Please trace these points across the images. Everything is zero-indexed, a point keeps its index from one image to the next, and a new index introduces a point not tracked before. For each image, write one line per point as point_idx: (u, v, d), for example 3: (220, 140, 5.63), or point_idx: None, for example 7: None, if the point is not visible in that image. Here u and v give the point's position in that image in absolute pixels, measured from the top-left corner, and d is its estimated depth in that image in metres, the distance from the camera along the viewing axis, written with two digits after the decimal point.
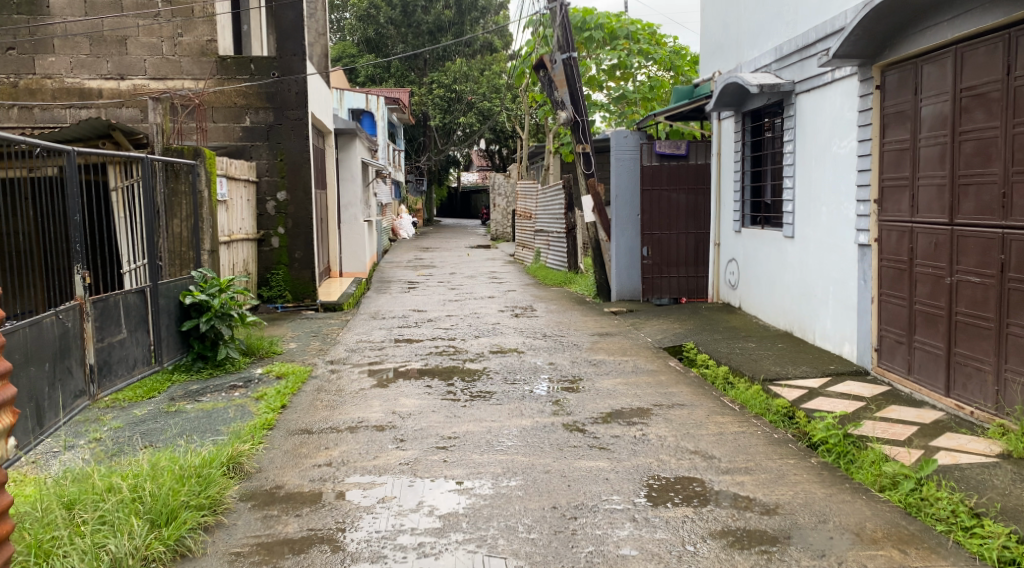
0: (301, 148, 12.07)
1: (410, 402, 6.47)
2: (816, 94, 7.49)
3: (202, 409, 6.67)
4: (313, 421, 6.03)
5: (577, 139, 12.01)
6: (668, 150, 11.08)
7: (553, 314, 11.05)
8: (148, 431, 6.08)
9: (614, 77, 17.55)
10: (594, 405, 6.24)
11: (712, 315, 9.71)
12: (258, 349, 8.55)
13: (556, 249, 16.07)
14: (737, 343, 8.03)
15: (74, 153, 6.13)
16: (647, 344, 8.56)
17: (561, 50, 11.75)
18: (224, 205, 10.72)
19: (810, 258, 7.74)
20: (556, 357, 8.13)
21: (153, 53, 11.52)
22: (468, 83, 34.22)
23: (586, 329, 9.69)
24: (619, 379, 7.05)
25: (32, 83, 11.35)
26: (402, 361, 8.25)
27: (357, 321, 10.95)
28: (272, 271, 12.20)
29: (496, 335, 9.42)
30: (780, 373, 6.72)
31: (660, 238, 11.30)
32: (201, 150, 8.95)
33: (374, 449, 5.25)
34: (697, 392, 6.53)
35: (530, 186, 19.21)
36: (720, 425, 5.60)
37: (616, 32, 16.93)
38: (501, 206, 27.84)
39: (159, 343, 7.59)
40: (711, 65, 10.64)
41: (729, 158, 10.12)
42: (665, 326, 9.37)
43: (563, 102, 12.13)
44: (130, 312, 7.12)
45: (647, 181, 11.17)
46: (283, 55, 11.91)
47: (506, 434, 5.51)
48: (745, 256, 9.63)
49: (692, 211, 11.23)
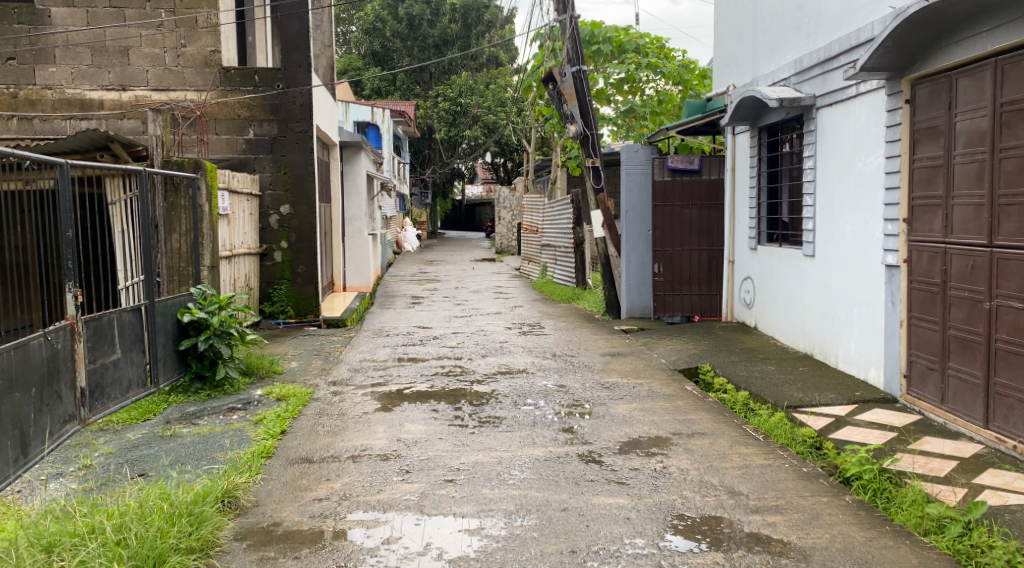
0: (305, 160, 11.81)
1: (416, 428, 6.18)
2: (838, 108, 7.21)
3: (199, 433, 6.40)
4: (314, 448, 5.74)
5: (587, 153, 11.76)
6: (680, 165, 10.80)
7: (562, 332, 10.76)
8: (141, 460, 5.80)
9: (622, 91, 17.29)
10: (610, 433, 5.95)
11: (727, 335, 9.40)
12: (258, 368, 8.27)
13: (563, 264, 15.79)
14: (755, 366, 7.73)
15: (68, 165, 5.90)
16: (661, 366, 8.27)
17: (571, 63, 11.51)
18: (226, 219, 10.46)
19: (832, 278, 7.44)
20: (567, 379, 7.83)
21: (156, 64, 11.30)
22: (474, 96, 34.09)
23: (597, 348, 9.39)
24: (634, 404, 6.76)
25: (32, 93, 11.14)
26: (407, 382, 7.94)
27: (361, 338, 10.65)
28: (275, 286, 11.93)
29: (504, 355, 9.13)
30: (804, 400, 6.42)
31: (672, 255, 11.01)
32: (202, 163, 8.65)
33: (379, 482, 4.95)
34: (717, 420, 6.23)
35: (536, 201, 18.95)
36: (744, 457, 5.31)
37: (625, 45, 16.74)
38: (506, 219, 27.57)
39: (155, 363, 7.31)
40: (725, 78, 10.37)
41: (744, 173, 9.84)
42: (679, 346, 9.06)
43: (572, 115, 11.87)
44: (125, 330, 6.84)
45: (658, 197, 10.91)
46: (288, 66, 11.68)
47: (518, 466, 5.21)
48: (761, 274, 9.34)
49: (705, 227, 10.94)
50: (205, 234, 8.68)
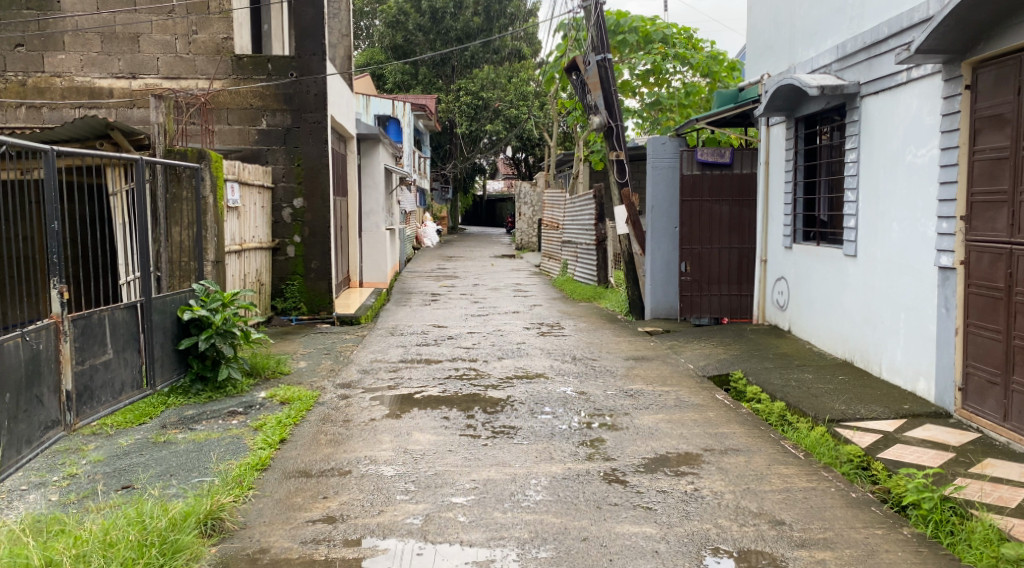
0: (318, 152, 11.39)
1: (424, 439, 5.72)
2: (886, 96, 6.67)
3: (194, 440, 6.01)
4: (314, 460, 5.30)
5: (611, 146, 11.26)
6: (710, 158, 10.29)
7: (582, 333, 10.26)
8: (129, 470, 5.40)
9: (648, 84, 16.77)
10: (635, 448, 5.45)
11: (759, 339, 8.86)
12: (263, 368, 7.86)
13: (585, 261, 15.27)
14: (792, 374, 7.19)
15: (54, 152, 5.49)
16: (689, 372, 7.76)
17: (596, 51, 11.03)
18: (235, 212, 10.05)
19: (876, 280, 6.89)
20: (588, 386, 7.34)
21: (167, 51, 10.92)
22: (496, 90, 33.52)
23: (621, 352, 8.89)
24: (661, 415, 6.26)
25: (41, 81, 10.80)
26: (419, 386, 7.48)
27: (374, 337, 10.20)
28: (287, 281, 11.52)
29: (522, 358, 8.65)
30: (847, 413, 5.89)
31: (700, 253, 10.46)
32: (206, 152, 8.19)
33: (380, 502, 4.51)
34: (752, 435, 5.72)
35: (557, 196, 18.45)
36: (786, 479, 4.79)
37: (651, 36, 16.19)
38: (526, 215, 27.01)
39: (152, 363, 6.88)
40: (760, 67, 9.83)
41: (779, 167, 9.29)
42: (708, 350, 8.54)
43: (596, 106, 11.38)
44: (117, 329, 6.42)
45: (686, 192, 10.37)
46: (302, 54, 11.25)
47: (533, 485, 4.73)
48: (797, 274, 8.80)
49: (735, 224, 10.40)
50: (210, 228, 8.24)
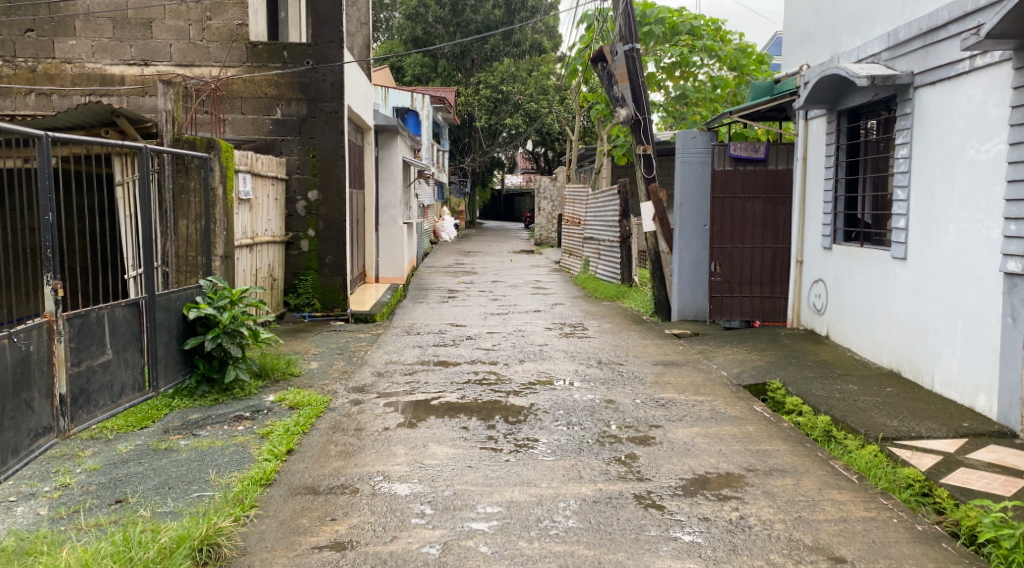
0: (335, 143, 10.98)
1: (441, 452, 5.30)
2: (945, 87, 6.21)
3: (196, 448, 5.68)
4: (322, 475, 4.90)
5: (638, 139, 10.81)
6: (743, 153, 9.77)
7: (607, 335, 9.81)
8: (125, 482, 5.04)
9: (674, 77, 16.26)
10: (670, 467, 5.02)
11: (795, 345, 8.39)
12: (272, 370, 7.52)
13: (608, 259, 14.77)
14: (834, 385, 6.73)
15: (49, 138, 5.08)
16: (722, 381, 7.31)
17: (624, 40, 10.58)
18: (247, 204, 9.68)
19: (928, 285, 6.43)
20: (615, 393, 6.91)
21: (180, 38, 10.56)
22: (516, 84, 32.83)
23: (648, 356, 8.44)
24: (697, 429, 5.83)
25: (51, 67, 10.47)
26: (435, 392, 7.05)
27: (389, 337, 9.80)
28: (301, 277, 11.15)
29: (545, 361, 8.22)
30: (899, 431, 5.44)
31: (731, 253, 9.96)
32: (216, 141, 7.82)
33: (393, 526, 4.11)
34: (798, 454, 5.27)
35: (579, 191, 17.98)
36: (840, 508, 4.35)
37: (679, 27, 15.64)
38: (546, 211, 26.52)
39: (155, 364, 6.49)
40: (798, 57, 9.36)
41: (818, 163, 8.83)
42: (741, 356, 8.08)
43: (622, 98, 10.93)
44: (118, 328, 6.01)
45: (717, 188, 9.88)
46: (319, 41, 10.84)
47: (562, 510, 4.31)
48: (836, 277, 8.33)
49: (769, 222, 9.89)
50: (219, 221, 7.84)
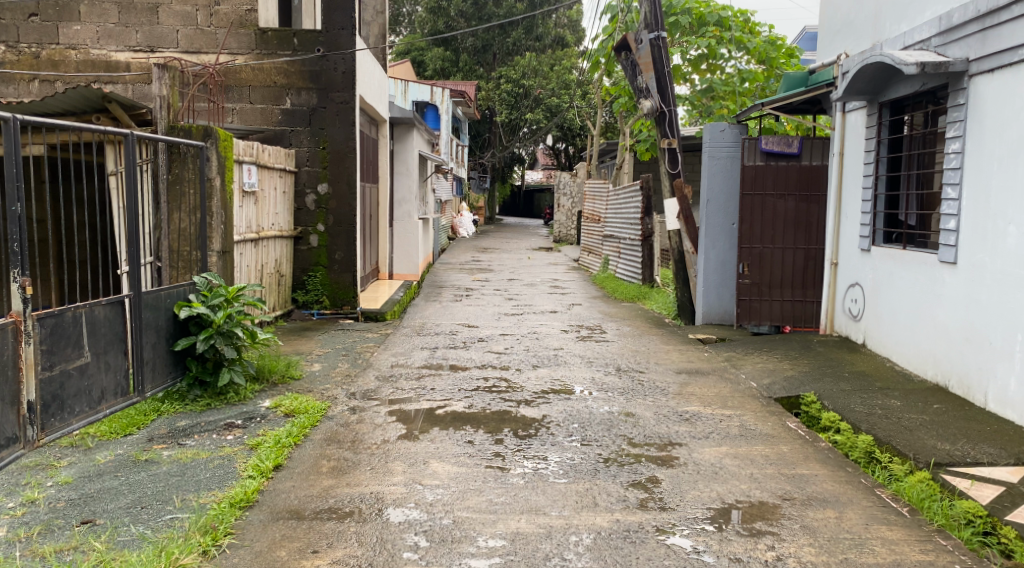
0: (346, 134, 10.50)
1: (444, 471, 4.83)
2: (1007, 75, 5.65)
3: (179, 460, 5.23)
4: (310, 496, 4.46)
5: (663, 133, 10.31)
6: (775, 148, 9.21)
7: (627, 339, 9.29)
8: (94, 500, 4.60)
9: (699, 70, 15.72)
10: (696, 493, 4.53)
11: (830, 353, 7.84)
12: (270, 373, 7.08)
13: (629, 257, 14.22)
14: (875, 400, 6.18)
15: (19, 122, 4.69)
16: (752, 392, 6.78)
17: (649, 28, 10.09)
18: (252, 196, 9.27)
19: (981, 292, 5.87)
20: (634, 405, 6.39)
21: (187, 23, 10.14)
22: (537, 78, 32.60)
23: (672, 363, 7.92)
24: (725, 449, 5.33)
25: (55, 54, 10.10)
26: (442, 400, 6.55)
27: (398, 337, 9.35)
28: (310, 273, 10.70)
29: (561, 367, 7.71)
30: (953, 455, 4.89)
31: (761, 254, 9.38)
32: (212, 129, 7.27)
33: (382, 563, 3.69)
34: (840, 480, 4.75)
35: (600, 187, 17.43)
36: (892, 549, 3.87)
37: (706, 18, 15.04)
38: (566, 207, 26.04)
39: (142, 367, 6.05)
40: (836, 45, 8.78)
41: (856, 159, 8.26)
42: (772, 366, 7.54)
43: (646, 89, 10.39)
44: (98, 329, 5.55)
45: (747, 184, 9.30)
46: (330, 28, 10.36)
47: (574, 545, 3.84)
48: (875, 282, 7.76)
49: (802, 222, 9.31)
50: (216, 214, 7.41)
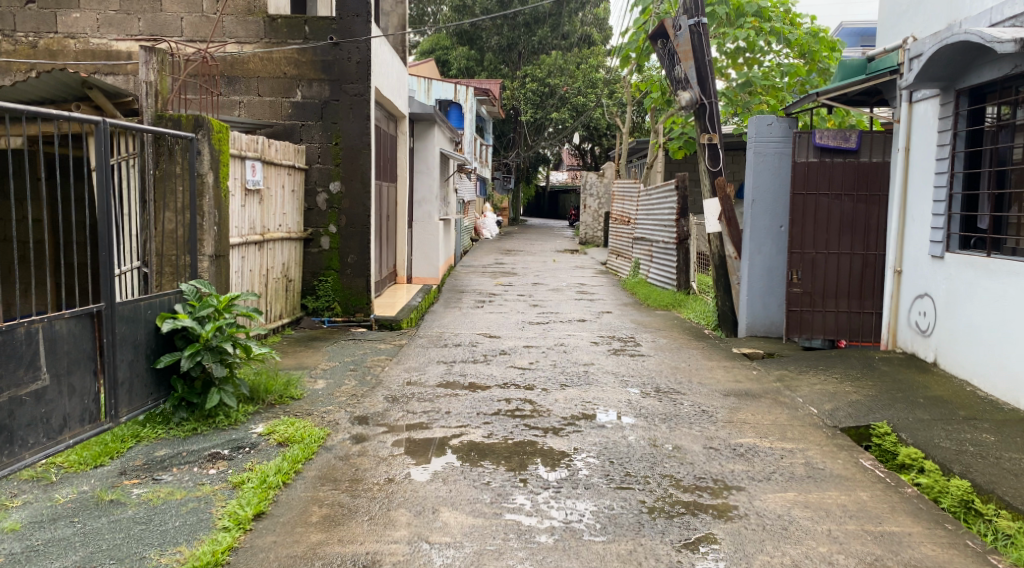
0: (360, 129, 9.72)
1: (458, 525, 4.04)
2: None
3: (147, 501, 4.48)
4: (292, 558, 3.72)
5: (703, 127, 9.46)
6: (831, 142, 8.31)
7: (664, 353, 8.42)
8: (39, 555, 3.84)
9: (737, 64, 14.90)
10: (762, 560, 3.73)
11: (896, 373, 6.94)
12: (266, 392, 6.33)
13: (662, 261, 13.33)
14: (964, 433, 5.30)
15: None
16: (814, 421, 5.90)
17: (688, 14, 9.24)
18: (256, 195, 8.54)
19: None
20: (679, 436, 5.55)
21: (192, 10, 9.43)
22: (563, 76, 31.70)
23: (718, 383, 7.05)
24: (792, 495, 4.48)
25: (53, 43, 9.42)
26: (457, 427, 5.74)
27: (413, 349, 8.55)
28: (321, 277, 9.96)
29: (592, 387, 6.86)
30: None
31: (814, 259, 8.47)
32: (204, 119, 6.54)
33: None
34: (941, 542, 3.92)
35: (630, 188, 16.53)
36: None
37: (744, 8, 14.00)
38: (592, 208, 25.13)
39: (116, 388, 5.27)
40: (901, 29, 7.90)
41: (926, 153, 7.36)
42: (833, 389, 6.65)
43: (684, 80, 9.54)
44: (59, 347, 4.77)
45: (798, 183, 8.43)
46: (344, 15, 9.59)
47: None
48: (948, 292, 6.86)
49: (860, 226, 8.38)
50: (208, 214, 6.70)
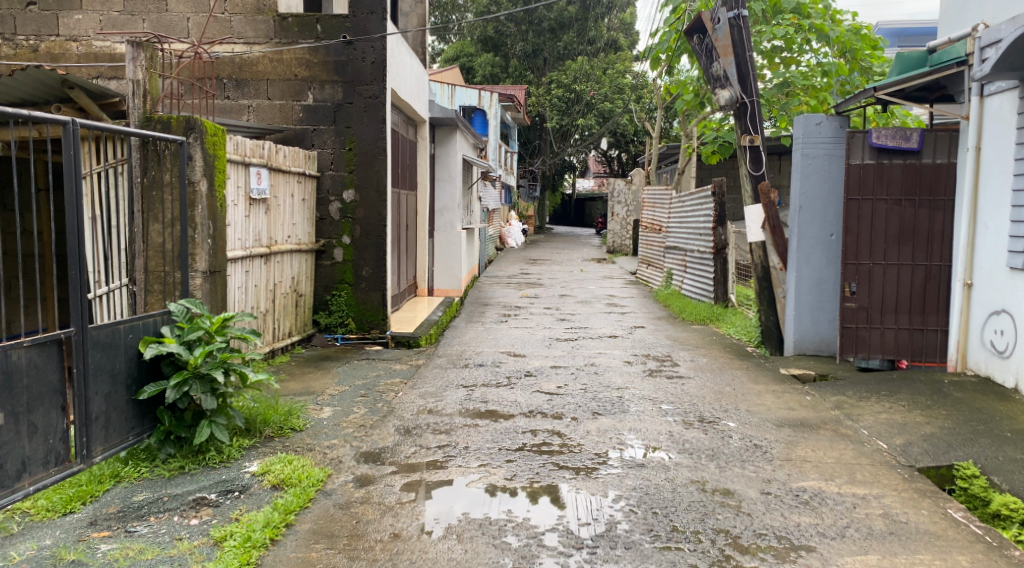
0: (375, 134, 9.07)
1: None
2: None
3: (112, 561, 3.85)
4: None
5: (744, 128, 8.70)
6: (890, 142, 7.53)
7: (705, 374, 7.67)
8: None
9: (773, 64, 14.12)
10: None
11: (972, 399, 6.14)
12: (264, 423, 5.69)
13: (697, 272, 12.54)
14: None
15: None
16: (886, 459, 5.13)
17: (728, 5, 8.50)
18: (263, 205, 7.95)
19: None
20: (730, 478, 4.82)
21: (199, 10, 8.85)
22: (590, 82, 30.67)
23: (770, 411, 6.29)
24: (875, 560, 3.75)
25: (55, 47, 8.92)
26: (477, 466, 5.03)
27: (430, 370, 7.87)
28: (333, 291, 9.31)
29: (627, 417, 6.14)
30: None
31: (871, 271, 7.68)
32: (196, 120, 5.91)
33: None
34: None
35: (660, 195, 15.75)
36: None
37: (782, 5, 13.24)
38: (620, 215, 24.38)
39: (90, 424, 4.66)
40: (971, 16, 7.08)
41: (1001, 152, 6.56)
42: (902, 419, 5.87)
43: (723, 77, 8.80)
44: (16, 381, 4.16)
45: (852, 187, 7.68)
46: (357, 12, 8.95)
47: None
48: None
49: (921, 234, 7.56)
50: (201, 226, 6.11)
